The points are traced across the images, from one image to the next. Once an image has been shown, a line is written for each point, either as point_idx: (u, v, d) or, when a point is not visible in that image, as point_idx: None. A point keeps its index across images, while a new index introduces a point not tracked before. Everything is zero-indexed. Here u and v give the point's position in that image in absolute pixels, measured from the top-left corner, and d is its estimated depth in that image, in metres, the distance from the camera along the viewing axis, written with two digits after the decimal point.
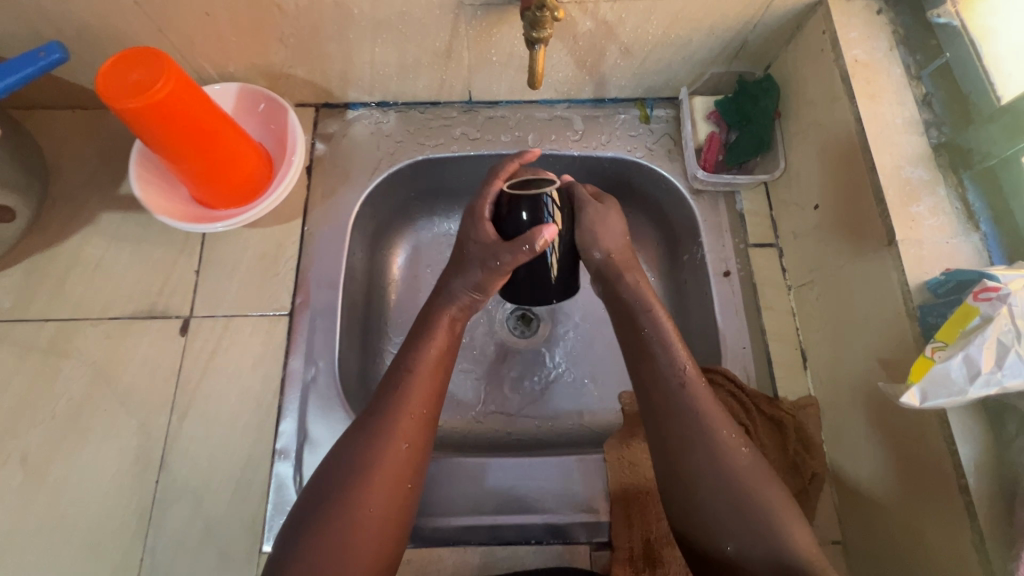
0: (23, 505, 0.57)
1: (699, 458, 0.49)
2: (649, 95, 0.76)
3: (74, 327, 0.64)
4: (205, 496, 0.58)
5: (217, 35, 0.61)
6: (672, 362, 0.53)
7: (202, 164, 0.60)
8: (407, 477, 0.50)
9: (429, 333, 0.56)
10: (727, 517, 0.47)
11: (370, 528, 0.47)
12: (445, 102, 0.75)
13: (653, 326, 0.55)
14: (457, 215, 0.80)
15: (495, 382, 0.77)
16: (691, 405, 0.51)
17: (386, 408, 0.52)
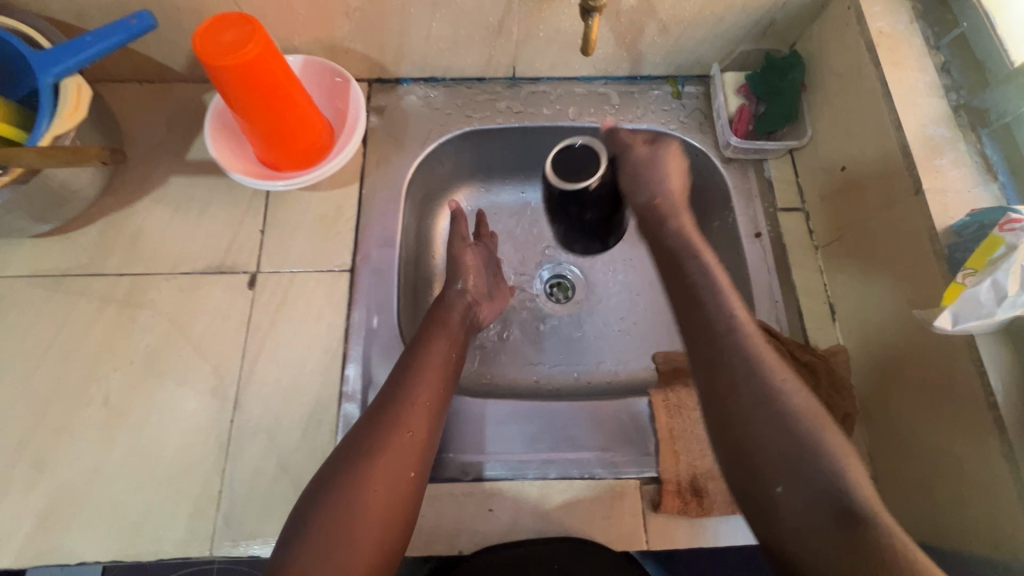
0: (106, 442, 0.61)
1: (757, 399, 0.50)
2: (680, 73, 0.81)
3: (150, 280, 0.68)
4: (277, 434, 0.62)
5: (289, 9, 0.66)
6: (721, 309, 0.54)
7: (269, 128, 0.65)
8: (411, 464, 0.53)
9: (430, 337, 0.62)
10: (784, 460, 0.48)
11: (375, 512, 0.51)
12: (490, 78, 0.80)
13: (703, 274, 0.56)
14: (498, 187, 0.87)
15: (536, 341, 0.81)
16: (739, 345, 0.52)
17: (392, 400, 0.56)
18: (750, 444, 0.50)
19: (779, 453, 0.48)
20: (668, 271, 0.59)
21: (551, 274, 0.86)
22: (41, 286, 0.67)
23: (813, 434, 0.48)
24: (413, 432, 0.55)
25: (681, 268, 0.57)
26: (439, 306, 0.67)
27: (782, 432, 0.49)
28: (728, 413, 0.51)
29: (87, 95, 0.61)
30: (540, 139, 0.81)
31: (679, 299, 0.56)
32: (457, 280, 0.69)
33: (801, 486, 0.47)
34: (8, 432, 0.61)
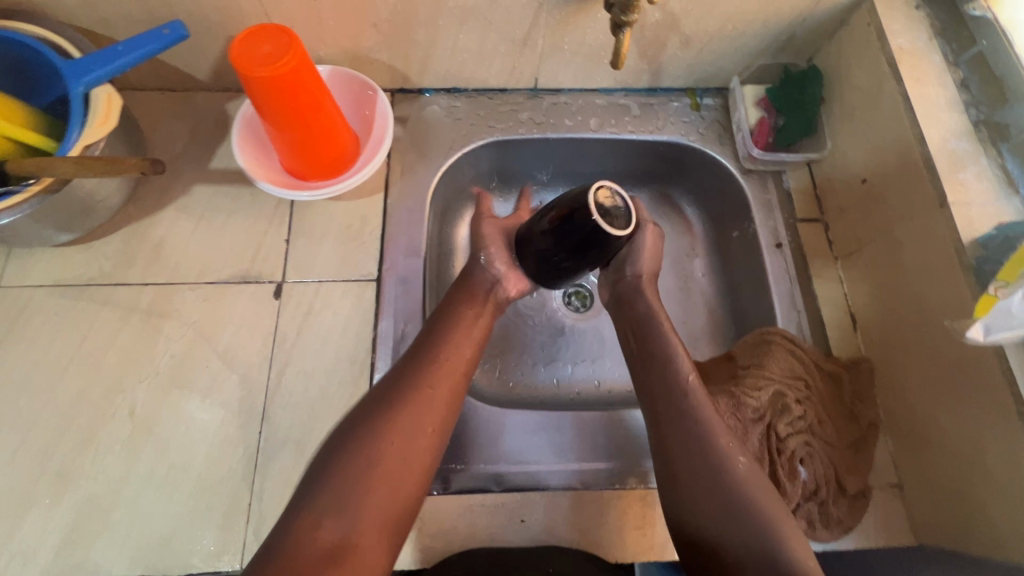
0: (132, 453, 0.60)
1: (666, 389, 0.59)
2: (699, 85, 0.82)
3: (173, 290, 0.68)
4: (307, 444, 0.61)
5: (318, 19, 0.67)
6: (673, 368, 0.60)
7: (297, 137, 0.65)
8: (433, 421, 0.54)
9: (456, 302, 0.63)
10: (677, 445, 0.56)
11: (394, 459, 0.51)
12: (512, 89, 0.81)
13: (659, 332, 0.62)
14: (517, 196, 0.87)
15: (557, 349, 0.82)
16: (660, 336, 0.62)
17: (417, 360, 0.58)
18: (665, 433, 0.57)
19: (682, 439, 0.56)
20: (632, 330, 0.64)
21: (570, 282, 0.86)
22: (65, 295, 0.66)
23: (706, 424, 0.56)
24: (434, 391, 0.56)
25: (643, 326, 0.64)
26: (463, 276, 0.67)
27: (685, 419, 0.57)
28: (656, 402, 0.59)
29: (117, 103, 0.62)
30: (562, 149, 0.82)
31: (635, 338, 0.64)
32: (480, 254, 0.66)
33: (699, 462, 0.54)
34: (32, 444, 0.60)
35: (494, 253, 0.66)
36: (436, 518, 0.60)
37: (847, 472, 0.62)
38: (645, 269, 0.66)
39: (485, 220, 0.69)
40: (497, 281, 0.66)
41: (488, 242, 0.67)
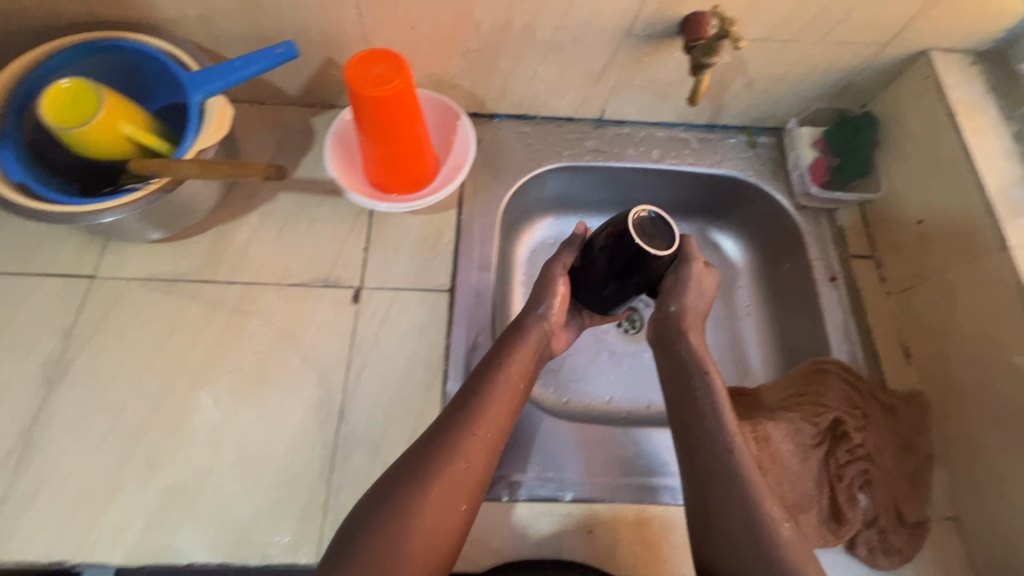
0: (216, 444, 0.62)
1: (712, 445, 0.57)
2: (755, 125, 0.87)
3: (257, 290, 0.71)
4: (382, 445, 0.63)
5: (414, 47, 0.72)
6: (720, 424, 0.57)
7: (388, 152, 0.68)
8: (464, 497, 0.52)
9: (492, 365, 0.59)
10: (714, 499, 0.54)
11: (424, 539, 0.49)
12: (579, 119, 0.86)
13: (705, 389, 0.59)
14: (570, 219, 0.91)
15: (607, 368, 0.85)
16: (706, 385, 0.59)
17: (452, 427, 0.55)
18: (703, 492, 0.55)
19: (721, 490, 0.54)
20: (675, 378, 0.61)
21: None
22: (156, 289, 0.70)
23: (753, 489, 0.54)
24: (469, 465, 0.53)
25: (689, 379, 0.60)
26: (514, 325, 0.62)
27: (738, 475, 0.55)
28: (694, 453, 0.57)
29: (229, 113, 0.66)
30: (623, 176, 0.86)
31: (675, 385, 0.61)
32: (537, 304, 0.62)
33: (742, 528, 0.52)
34: (121, 429, 0.62)
35: (556, 305, 0.62)
36: (506, 524, 0.62)
37: (903, 503, 0.64)
38: (691, 306, 0.62)
39: (561, 266, 0.64)
40: (550, 335, 0.62)
41: (552, 291, 0.63)
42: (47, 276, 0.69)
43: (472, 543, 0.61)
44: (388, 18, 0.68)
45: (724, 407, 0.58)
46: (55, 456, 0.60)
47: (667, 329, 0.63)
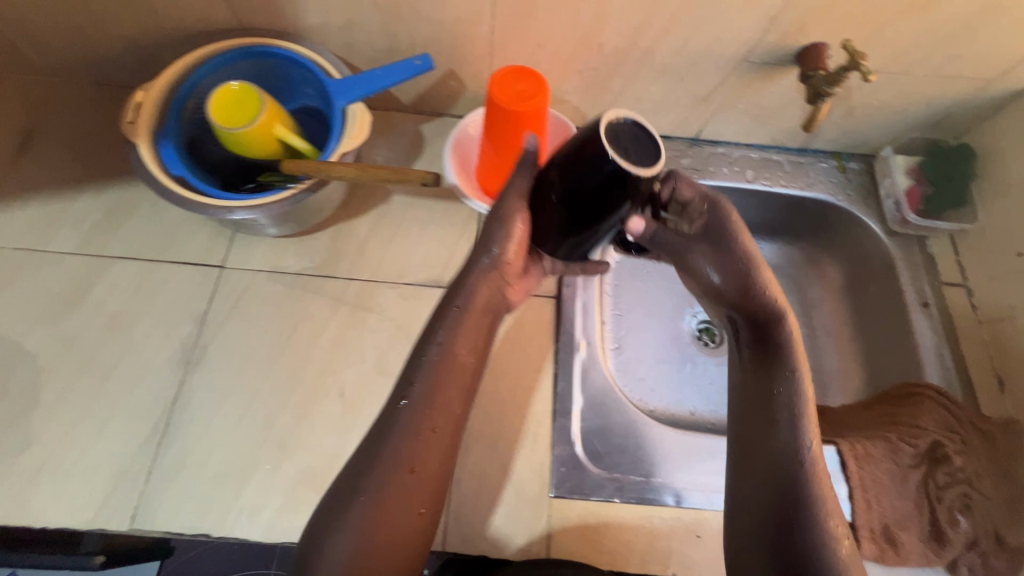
0: (344, 431, 0.66)
1: (778, 433, 0.55)
2: (846, 150, 0.89)
3: (376, 287, 0.74)
4: (499, 441, 0.67)
5: (534, 63, 0.75)
6: (797, 429, 0.55)
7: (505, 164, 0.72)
8: (422, 501, 0.51)
9: (433, 347, 0.54)
10: (758, 482, 0.55)
11: (382, 549, 0.49)
12: (675, 137, 0.89)
13: (790, 391, 0.56)
14: None
15: (689, 380, 0.89)
16: (791, 388, 0.57)
17: (392, 431, 0.52)
18: (757, 480, 0.55)
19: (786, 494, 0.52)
20: (758, 376, 0.59)
21: (699, 320, 0.94)
22: (282, 282, 0.74)
23: (814, 491, 0.52)
24: (416, 470, 0.51)
25: (771, 378, 0.58)
26: (463, 288, 0.56)
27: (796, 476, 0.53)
28: (762, 450, 0.56)
29: (368, 119, 0.69)
30: None
31: (756, 386, 0.59)
32: (490, 246, 0.56)
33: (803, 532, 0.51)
34: (255, 413, 0.66)
35: (511, 251, 0.56)
36: (618, 523, 0.64)
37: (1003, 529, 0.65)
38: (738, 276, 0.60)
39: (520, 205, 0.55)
40: (501, 286, 0.58)
41: (507, 231, 0.55)
42: (181, 265, 0.73)
43: (586, 540, 0.64)
44: (516, 36, 0.71)
45: (808, 403, 0.56)
46: (195, 436, 0.64)
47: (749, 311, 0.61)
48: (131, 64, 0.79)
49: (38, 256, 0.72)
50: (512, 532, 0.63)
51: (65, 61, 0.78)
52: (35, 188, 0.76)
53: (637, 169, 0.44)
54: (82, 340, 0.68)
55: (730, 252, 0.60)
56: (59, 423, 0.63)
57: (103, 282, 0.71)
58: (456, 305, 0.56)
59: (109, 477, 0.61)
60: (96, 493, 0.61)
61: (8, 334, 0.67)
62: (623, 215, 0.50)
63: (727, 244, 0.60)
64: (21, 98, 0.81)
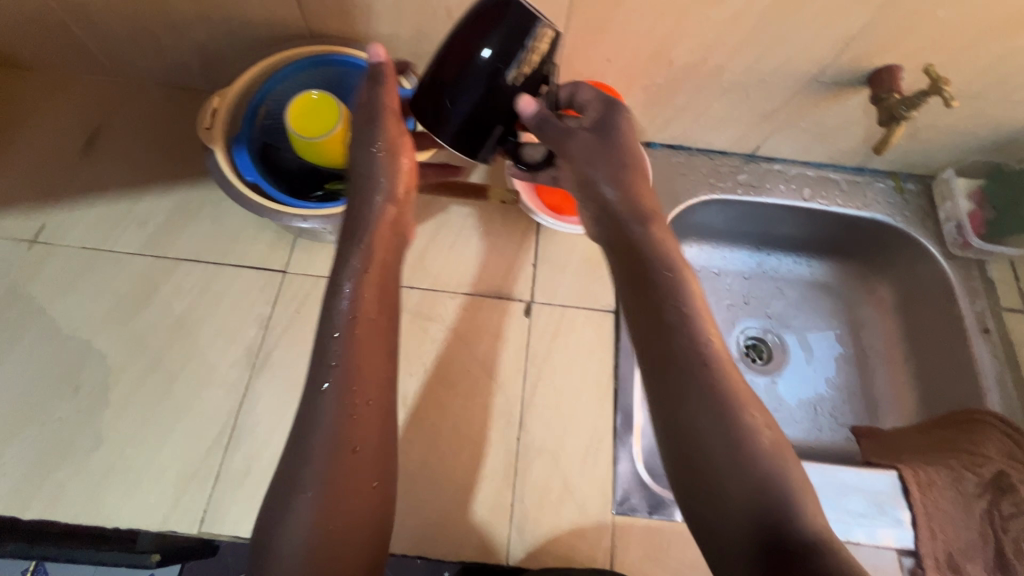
0: (408, 441, 0.67)
1: (681, 341, 0.49)
2: (903, 171, 0.89)
3: (436, 296, 0.75)
4: (561, 456, 0.67)
5: (600, 77, 0.75)
6: (692, 332, 0.50)
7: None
8: (374, 474, 0.49)
9: (333, 327, 0.51)
10: (712, 408, 0.46)
11: (333, 530, 0.45)
12: (731, 153, 0.89)
13: (677, 291, 0.52)
14: (702, 246, 0.94)
15: None
16: (674, 284, 0.52)
17: (315, 416, 0.48)
18: (687, 403, 0.47)
19: (692, 403, 0.47)
20: (634, 284, 0.54)
21: (747, 336, 0.92)
22: None
23: (729, 390, 0.47)
24: (359, 448, 0.49)
25: (651, 283, 0.53)
26: (360, 231, 0.55)
27: (744, 478, 0.43)
28: (659, 364, 0.49)
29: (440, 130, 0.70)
30: (769, 213, 0.89)
31: (639, 297, 0.53)
32: (378, 184, 0.57)
33: (720, 446, 0.45)
34: None
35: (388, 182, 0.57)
36: (681, 543, 0.64)
37: None
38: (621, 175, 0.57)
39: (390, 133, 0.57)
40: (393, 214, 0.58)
41: (389, 163, 0.57)
42: (243, 268, 0.73)
43: (649, 560, 0.63)
44: (586, 50, 0.71)
45: (698, 299, 0.52)
46: (261, 440, 0.65)
47: (623, 215, 0.57)
48: (198, 67, 0.79)
49: (105, 256, 0.73)
50: (575, 548, 0.63)
51: (133, 62, 0.79)
52: (101, 187, 0.77)
53: (530, 35, 0.48)
54: (150, 341, 0.68)
55: (614, 143, 0.57)
56: (129, 423, 0.64)
57: (169, 283, 0.72)
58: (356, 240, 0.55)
59: (178, 478, 0.62)
60: (166, 493, 0.61)
61: (79, 333, 0.68)
62: (515, 97, 0.52)
63: (612, 133, 0.58)
64: (88, 98, 0.82)
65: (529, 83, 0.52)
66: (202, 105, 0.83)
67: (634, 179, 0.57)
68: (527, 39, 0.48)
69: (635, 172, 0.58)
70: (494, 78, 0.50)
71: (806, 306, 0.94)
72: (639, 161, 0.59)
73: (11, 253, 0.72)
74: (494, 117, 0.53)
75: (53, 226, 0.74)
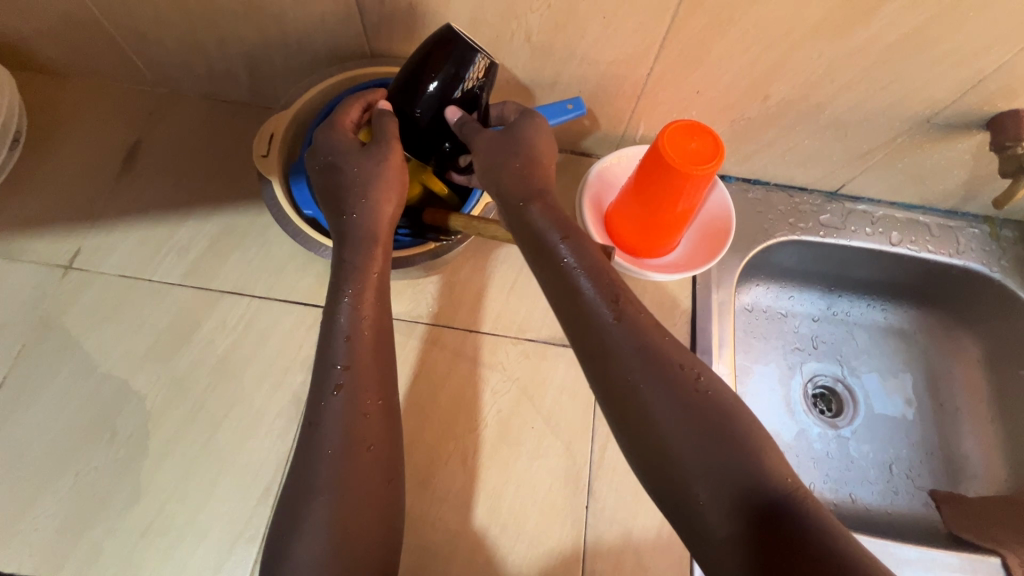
0: (467, 504, 0.62)
1: (592, 306, 0.49)
2: (1000, 216, 0.82)
3: (497, 342, 0.69)
4: (633, 528, 0.62)
5: (684, 109, 0.69)
6: (600, 290, 0.50)
7: (640, 214, 0.66)
8: (388, 473, 0.50)
9: (339, 333, 0.52)
10: (638, 365, 0.47)
11: (352, 534, 0.46)
12: (812, 190, 0.82)
13: (575, 248, 0.51)
14: (770, 286, 0.87)
15: (805, 450, 0.81)
16: (576, 245, 0.52)
17: (325, 422, 0.50)
18: (612, 371, 0.48)
19: (626, 368, 0.47)
20: (538, 254, 0.53)
21: (815, 385, 0.85)
22: (398, 331, 0.68)
23: (648, 341, 0.48)
24: (372, 448, 0.50)
25: (553, 251, 0.52)
26: (360, 243, 0.55)
27: (705, 453, 0.43)
28: (585, 338, 0.49)
29: None
30: (851, 256, 0.82)
31: (541, 266, 0.52)
32: (370, 190, 0.56)
33: (662, 406, 0.45)
34: None
35: (371, 186, 0.56)
36: None
37: None
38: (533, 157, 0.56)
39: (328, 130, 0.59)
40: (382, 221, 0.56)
41: (380, 170, 0.56)
42: (290, 304, 0.68)
43: None
44: (674, 81, 0.65)
45: (592, 252, 0.52)
46: None
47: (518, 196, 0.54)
48: (244, 81, 0.74)
49: (144, 286, 0.67)
50: None
51: (177, 74, 0.74)
52: (140, 208, 0.71)
53: (479, 64, 0.57)
54: (191, 382, 0.63)
55: (519, 137, 0.57)
56: (168, 474, 0.59)
57: (212, 318, 0.67)
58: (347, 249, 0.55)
59: (221, 539, 0.57)
60: (208, 557, 0.57)
61: (116, 370, 0.63)
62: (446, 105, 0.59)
63: (518, 130, 0.57)
64: (127, 109, 0.76)
65: (461, 98, 0.59)
66: (246, 120, 0.77)
67: (534, 167, 0.56)
68: (474, 66, 0.57)
69: (536, 162, 0.56)
70: (439, 86, 0.58)
71: (882, 355, 0.87)
72: (544, 152, 0.58)
73: (45, 280, 0.67)
74: (429, 116, 0.60)
75: (89, 250, 0.69)
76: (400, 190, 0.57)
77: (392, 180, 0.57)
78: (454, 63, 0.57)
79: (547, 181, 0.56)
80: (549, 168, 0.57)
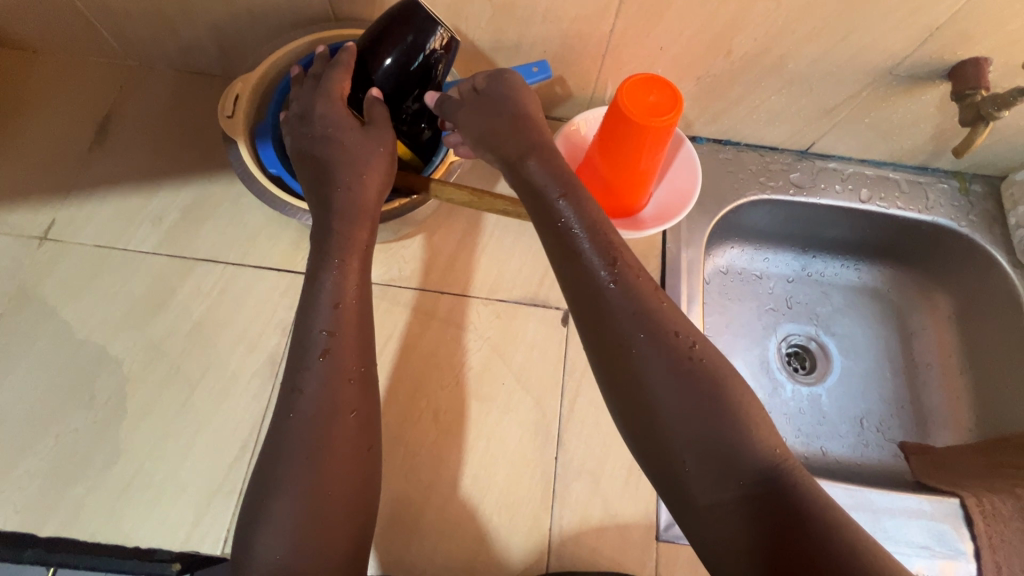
0: (439, 458, 0.63)
1: (591, 270, 0.49)
2: (969, 171, 0.83)
3: (468, 303, 0.70)
4: (602, 476, 0.64)
5: (650, 67, 0.69)
6: (599, 255, 0.50)
7: (611, 176, 0.66)
8: (368, 440, 0.51)
9: (326, 300, 0.53)
10: (636, 329, 0.47)
11: (333, 500, 0.47)
12: (782, 149, 0.83)
13: (573, 210, 0.51)
14: (743, 247, 0.88)
15: (775, 407, 0.82)
16: (576, 208, 0.52)
17: (304, 380, 0.51)
18: (609, 333, 0.48)
19: (621, 331, 0.47)
20: (540, 216, 0.53)
21: (787, 343, 0.86)
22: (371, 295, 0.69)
23: (645, 305, 0.48)
24: (350, 414, 0.50)
25: (553, 214, 0.52)
26: (348, 217, 0.56)
27: (700, 419, 0.44)
28: (582, 299, 0.49)
29: None
30: (822, 215, 0.83)
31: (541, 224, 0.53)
32: (361, 168, 0.57)
33: (658, 370, 0.46)
34: None
35: (362, 164, 0.57)
36: None
37: None
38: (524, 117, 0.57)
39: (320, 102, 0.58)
40: (369, 198, 0.57)
41: (372, 151, 0.57)
42: (263, 270, 0.69)
43: None
44: (638, 38, 0.65)
45: (591, 215, 0.51)
46: None
47: (513, 152, 0.55)
48: (212, 49, 0.73)
49: (118, 255, 0.68)
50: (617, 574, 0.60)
51: (143, 46, 0.74)
52: (112, 180, 0.72)
53: (438, 40, 0.59)
54: (168, 346, 0.65)
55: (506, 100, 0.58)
56: (148, 433, 0.61)
57: (187, 285, 0.68)
58: (335, 216, 0.55)
59: (198, 495, 0.59)
60: (186, 514, 0.58)
61: (94, 336, 0.65)
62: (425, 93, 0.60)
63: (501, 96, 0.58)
64: (98, 82, 0.76)
65: (418, 69, 0.61)
66: (216, 91, 0.77)
67: (524, 122, 0.57)
68: (433, 41, 0.59)
69: (525, 118, 0.57)
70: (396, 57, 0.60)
71: (863, 317, 0.88)
72: (530, 107, 0.58)
73: (20, 251, 0.68)
74: (386, 86, 0.62)
75: (63, 222, 0.70)
76: (386, 170, 0.58)
77: (379, 162, 0.57)
78: (412, 36, 0.59)
79: (540, 134, 0.57)
80: (540, 122, 0.58)
